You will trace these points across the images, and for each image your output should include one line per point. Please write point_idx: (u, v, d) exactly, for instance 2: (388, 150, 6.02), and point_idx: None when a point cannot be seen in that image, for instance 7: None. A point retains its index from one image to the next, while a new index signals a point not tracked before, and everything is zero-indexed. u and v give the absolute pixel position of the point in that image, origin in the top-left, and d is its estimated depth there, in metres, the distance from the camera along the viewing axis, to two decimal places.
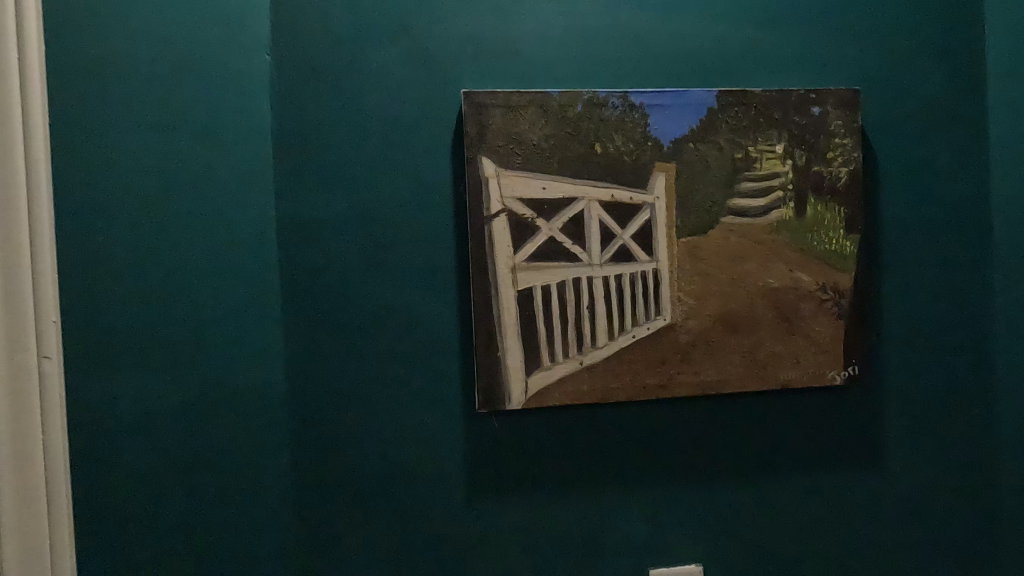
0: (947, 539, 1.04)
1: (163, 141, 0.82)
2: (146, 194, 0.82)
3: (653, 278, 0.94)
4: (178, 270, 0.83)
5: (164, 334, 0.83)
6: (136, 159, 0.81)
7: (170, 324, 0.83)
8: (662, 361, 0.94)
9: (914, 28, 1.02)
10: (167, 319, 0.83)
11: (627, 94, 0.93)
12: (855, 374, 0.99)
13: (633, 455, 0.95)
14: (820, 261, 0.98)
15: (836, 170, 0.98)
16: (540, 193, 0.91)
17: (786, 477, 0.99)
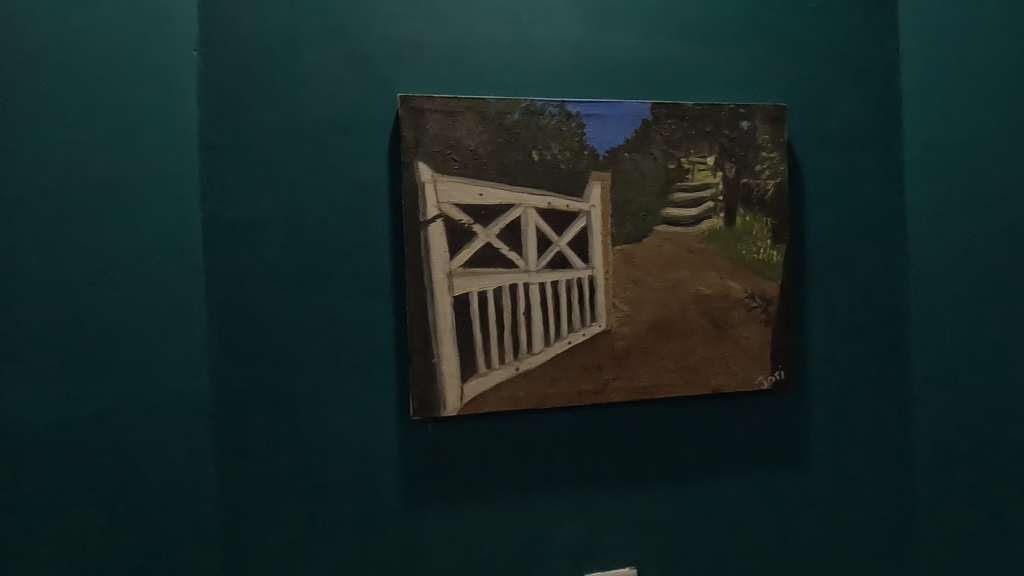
0: (866, 534, 1.09)
1: (70, 136, 0.77)
2: (50, 192, 0.76)
3: (589, 285, 0.96)
4: (89, 273, 0.78)
5: (72, 341, 0.77)
6: (36, 152, 0.75)
7: (79, 329, 0.78)
8: (597, 367, 0.96)
9: (836, 50, 1.07)
10: (74, 325, 0.77)
11: (563, 104, 0.94)
12: (782, 378, 1.03)
13: (569, 460, 0.96)
14: (749, 269, 1.02)
15: (764, 182, 1.02)
16: (477, 199, 0.91)
17: (717, 478, 1.02)
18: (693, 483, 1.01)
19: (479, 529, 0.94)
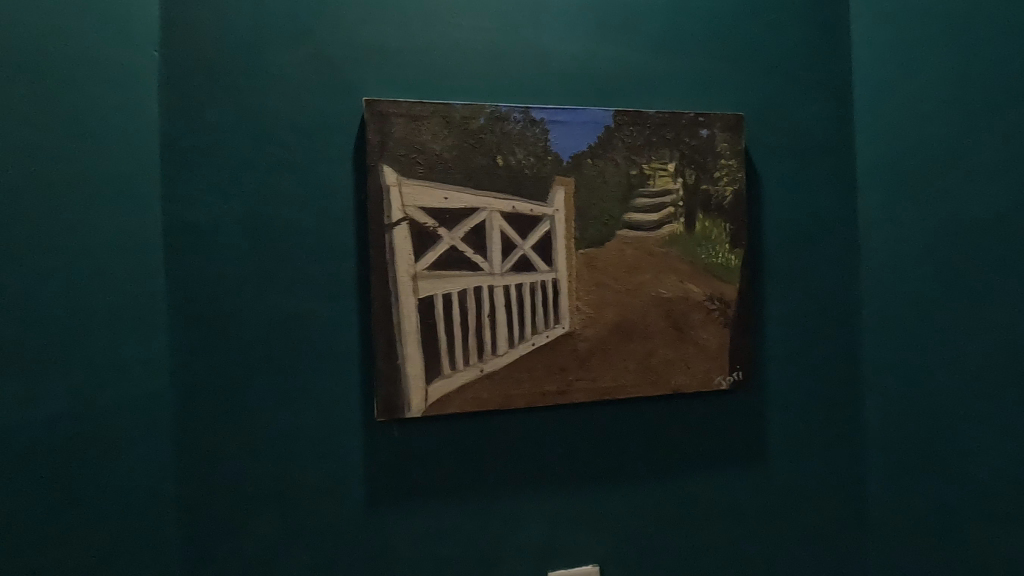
0: (820, 528, 1.13)
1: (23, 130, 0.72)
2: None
3: (552, 288, 0.97)
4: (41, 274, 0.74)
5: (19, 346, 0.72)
6: None
7: (32, 334, 0.73)
8: (560, 368, 0.98)
9: (791, 62, 1.12)
10: (27, 329, 0.72)
11: (528, 110, 0.96)
12: (740, 378, 1.06)
13: (532, 460, 0.98)
14: (708, 273, 1.05)
15: (722, 189, 1.05)
16: (442, 202, 0.92)
17: (677, 476, 1.04)
18: (653, 481, 1.03)
19: (443, 528, 0.95)
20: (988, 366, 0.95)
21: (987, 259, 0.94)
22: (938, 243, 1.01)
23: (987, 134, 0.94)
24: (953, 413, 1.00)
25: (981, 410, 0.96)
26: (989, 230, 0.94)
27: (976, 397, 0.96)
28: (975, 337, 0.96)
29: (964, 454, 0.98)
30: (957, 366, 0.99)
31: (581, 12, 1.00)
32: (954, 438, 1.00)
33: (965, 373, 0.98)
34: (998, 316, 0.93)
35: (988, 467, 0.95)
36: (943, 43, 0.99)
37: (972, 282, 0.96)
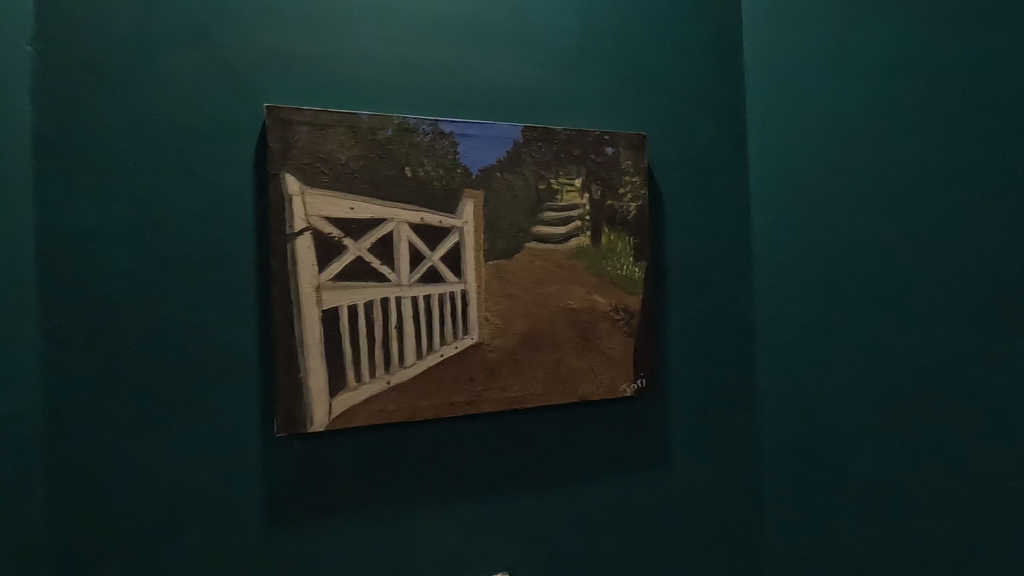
0: (719, 524, 1.19)
1: None
2: None
3: (461, 299, 0.98)
4: None
5: None
6: None
7: None
8: (469, 378, 0.98)
9: (689, 86, 1.19)
10: None
11: (437, 122, 0.97)
12: (643, 386, 1.11)
13: (440, 471, 0.98)
14: (614, 285, 1.09)
15: (626, 204, 1.10)
16: (348, 213, 0.91)
17: (585, 481, 1.08)
18: (561, 488, 1.06)
19: (348, 543, 0.93)
20: (861, 370, 1.04)
21: (857, 275, 1.04)
22: (822, 257, 1.10)
23: (859, 158, 1.03)
24: (833, 413, 1.09)
25: (855, 408, 1.05)
26: (858, 245, 1.04)
27: (852, 398, 1.05)
28: (850, 343, 1.05)
29: (842, 451, 1.07)
30: (835, 370, 1.08)
31: (491, 29, 1.03)
32: (835, 436, 1.09)
33: (842, 376, 1.07)
34: (868, 324, 1.02)
35: (860, 462, 1.04)
36: (826, 75, 1.09)
37: (845, 293, 1.06)
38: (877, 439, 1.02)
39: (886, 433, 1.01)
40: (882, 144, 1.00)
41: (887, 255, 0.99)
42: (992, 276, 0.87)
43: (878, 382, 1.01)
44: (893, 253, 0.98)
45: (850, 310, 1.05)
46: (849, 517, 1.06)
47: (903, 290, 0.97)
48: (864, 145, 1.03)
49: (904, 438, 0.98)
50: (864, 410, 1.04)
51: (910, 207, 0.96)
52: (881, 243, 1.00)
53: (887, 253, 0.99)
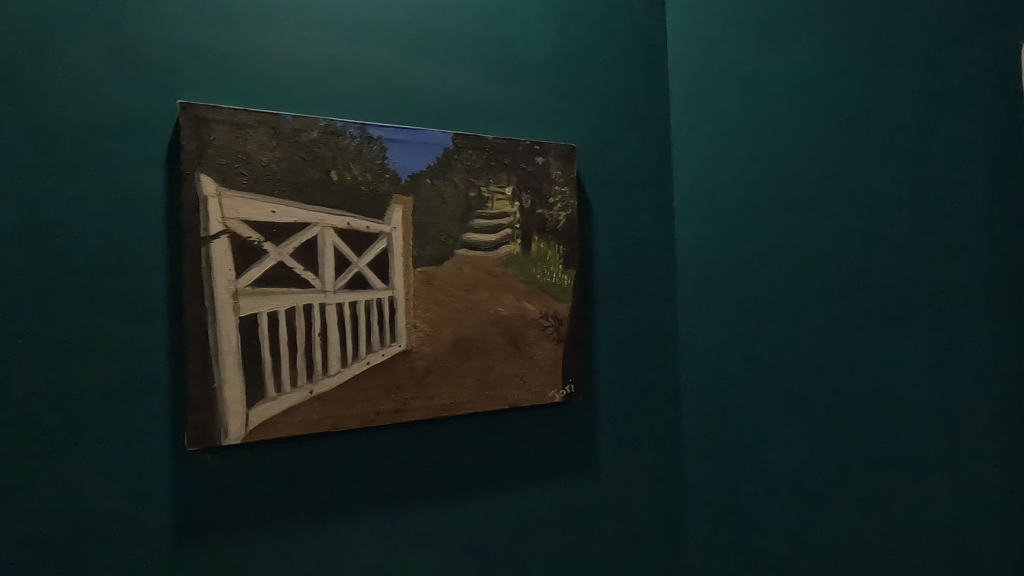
0: (646, 524, 1.23)
1: None
2: None
3: (388, 306, 0.97)
4: None
5: None
6: None
7: None
8: (397, 386, 0.97)
9: (616, 102, 1.24)
10: None
11: (365, 126, 0.95)
12: (572, 392, 1.13)
13: (366, 482, 0.96)
14: (543, 292, 1.11)
15: (556, 213, 1.12)
16: (269, 216, 0.88)
17: (514, 487, 1.09)
18: (491, 496, 1.06)
19: (268, 560, 0.89)
20: (774, 373, 1.11)
21: (770, 285, 1.11)
22: (739, 268, 1.17)
23: (773, 175, 1.11)
24: (749, 414, 1.15)
25: (769, 409, 1.12)
26: (772, 256, 1.11)
27: (766, 401, 1.13)
28: (763, 347, 1.13)
29: (754, 450, 1.15)
30: (750, 373, 1.15)
31: (423, 35, 1.03)
32: (750, 437, 1.15)
33: (754, 380, 1.14)
34: (780, 330, 1.10)
35: (773, 460, 1.11)
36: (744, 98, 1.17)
37: (760, 301, 1.13)
38: (788, 440, 1.09)
39: (795, 432, 1.08)
40: (793, 163, 1.08)
41: (794, 265, 1.08)
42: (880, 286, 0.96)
43: (787, 383, 1.09)
44: (799, 265, 1.07)
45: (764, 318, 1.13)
46: (761, 513, 1.13)
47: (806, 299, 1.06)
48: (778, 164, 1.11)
49: (806, 437, 1.06)
50: (775, 411, 1.11)
51: (813, 222, 1.05)
52: (789, 255, 1.08)
53: (795, 264, 1.08)
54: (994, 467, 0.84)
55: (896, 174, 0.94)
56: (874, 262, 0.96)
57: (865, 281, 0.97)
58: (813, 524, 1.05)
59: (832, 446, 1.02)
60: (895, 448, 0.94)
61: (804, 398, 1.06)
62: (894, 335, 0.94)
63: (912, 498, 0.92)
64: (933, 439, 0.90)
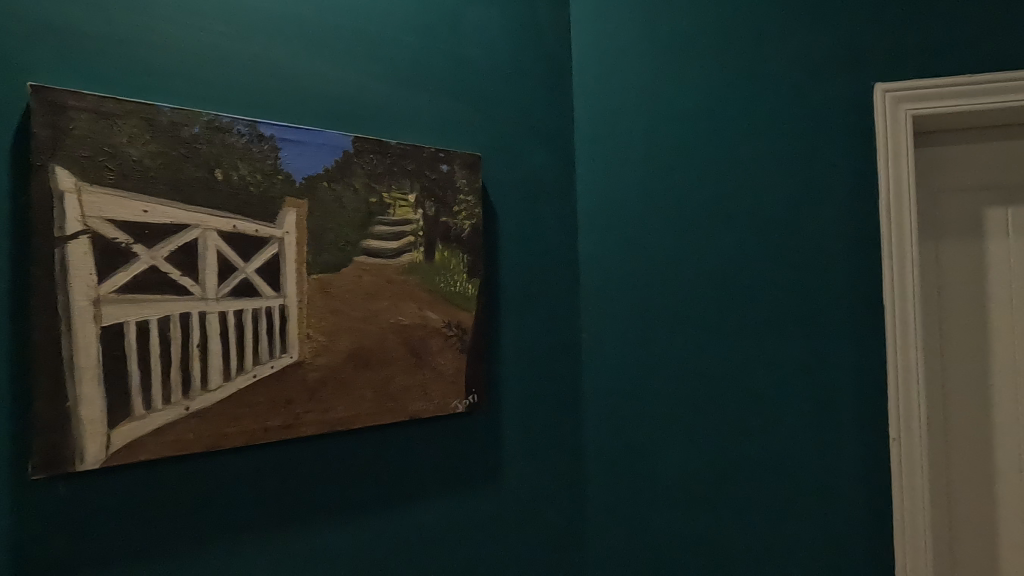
0: (551, 529, 1.26)
1: None
2: None
3: (279, 316, 0.91)
4: None
5: None
6: None
7: None
8: (287, 400, 0.91)
9: (523, 115, 1.27)
10: None
11: (255, 124, 0.90)
12: (475, 402, 1.13)
13: (251, 503, 0.90)
14: (447, 301, 1.10)
15: (460, 222, 1.12)
16: (140, 216, 0.80)
17: (415, 500, 1.06)
18: (390, 511, 1.03)
19: None
20: (673, 362, 1.27)
21: (670, 285, 1.27)
22: (642, 274, 1.29)
23: (675, 187, 1.27)
24: (651, 405, 1.28)
25: (669, 396, 1.27)
26: (673, 261, 1.27)
27: (665, 388, 1.27)
28: (663, 342, 1.28)
29: (658, 438, 1.28)
30: (650, 367, 1.29)
31: (323, 33, 0.99)
32: (653, 426, 1.28)
33: (656, 372, 1.28)
34: (679, 325, 1.27)
35: (675, 441, 1.27)
36: (646, 120, 1.30)
37: (660, 301, 1.28)
38: (687, 420, 1.26)
39: (692, 410, 1.26)
40: (691, 179, 1.26)
41: (692, 266, 1.26)
42: (771, 281, 1.21)
43: (685, 370, 1.26)
44: (699, 268, 1.26)
45: (665, 316, 1.28)
46: (664, 490, 1.27)
47: (704, 296, 1.25)
48: (678, 178, 1.27)
49: (703, 413, 1.25)
50: (676, 396, 1.27)
51: (710, 230, 1.25)
52: (688, 260, 1.26)
53: (695, 268, 1.26)
54: (860, 415, 1.16)
55: (766, 199, 1.22)
56: (759, 261, 1.22)
57: (752, 276, 1.22)
58: (704, 494, 1.24)
59: (718, 423, 1.24)
60: (763, 411, 1.21)
61: (697, 387, 1.25)
62: (772, 317, 1.21)
63: (783, 443, 1.20)
64: (798, 392, 1.19)
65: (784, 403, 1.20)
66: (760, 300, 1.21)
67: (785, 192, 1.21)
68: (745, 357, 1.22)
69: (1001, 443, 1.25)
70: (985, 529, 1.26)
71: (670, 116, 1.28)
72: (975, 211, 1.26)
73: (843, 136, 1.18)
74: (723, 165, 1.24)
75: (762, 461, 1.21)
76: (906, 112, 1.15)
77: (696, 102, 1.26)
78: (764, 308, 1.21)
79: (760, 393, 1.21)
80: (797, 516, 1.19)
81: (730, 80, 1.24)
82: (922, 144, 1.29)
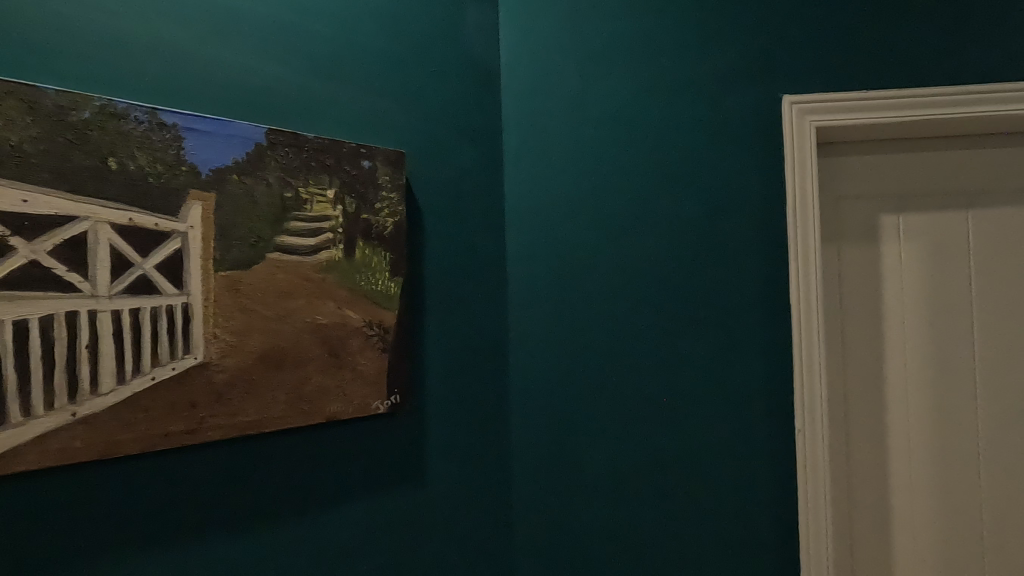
0: (476, 528, 1.26)
1: None
2: None
3: (182, 314, 0.86)
4: None
5: None
6: None
7: None
8: (191, 404, 0.87)
9: (450, 113, 1.26)
10: None
11: (155, 111, 0.84)
12: (397, 402, 1.12)
13: (151, 512, 0.85)
14: (367, 300, 1.07)
15: (383, 219, 1.10)
16: (20, 206, 0.73)
17: (334, 504, 1.04)
18: (306, 516, 1.00)
19: None
20: (597, 360, 1.30)
21: (594, 284, 1.30)
22: (568, 273, 1.31)
23: (600, 188, 1.30)
24: (576, 402, 1.31)
25: (593, 393, 1.30)
26: (597, 260, 1.30)
27: (589, 385, 1.30)
28: (587, 340, 1.30)
29: (582, 435, 1.30)
30: (575, 365, 1.31)
31: (233, 19, 0.95)
32: (578, 423, 1.31)
33: (580, 369, 1.31)
34: (604, 324, 1.30)
35: (599, 438, 1.29)
36: (572, 122, 1.32)
37: (585, 300, 1.30)
38: (611, 415, 1.29)
39: (614, 406, 1.29)
40: (614, 181, 1.30)
41: (616, 265, 1.29)
42: (688, 282, 1.26)
43: (609, 367, 1.29)
44: (622, 268, 1.29)
45: (590, 315, 1.30)
46: (588, 485, 1.30)
47: (627, 296, 1.28)
48: (603, 179, 1.30)
49: (626, 410, 1.28)
50: (600, 393, 1.29)
51: (633, 231, 1.29)
52: (612, 260, 1.29)
53: (618, 268, 1.29)
54: (767, 407, 1.23)
55: (684, 202, 1.27)
56: (678, 262, 1.27)
57: (671, 276, 1.27)
58: (626, 487, 1.28)
59: (639, 418, 1.27)
60: (681, 406, 1.26)
61: (619, 385, 1.28)
62: (689, 316, 1.26)
63: (698, 437, 1.25)
64: (713, 388, 1.25)
65: (699, 398, 1.25)
66: (679, 299, 1.26)
67: (701, 195, 1.26)
68: (663, 354, 1.27)
69: (893, 432, 1.36)
70: (879, 512, 1.36)
71: (595, 120, 1.31)
72: (872, 217, 1.36)
73: (754, 144, 1.25)
74: (645, 168, 1.28)
75: (679, 454, 1.26)
76: (811, 123, 1.22)
77: (620, 106, 1.30)
78: (682, 307, 1.26)
79: (676, 389, 1.26)
80: (711, 505, 1.24)
81: (652, 87, 1.29)
82: (826, 154, 1.38)
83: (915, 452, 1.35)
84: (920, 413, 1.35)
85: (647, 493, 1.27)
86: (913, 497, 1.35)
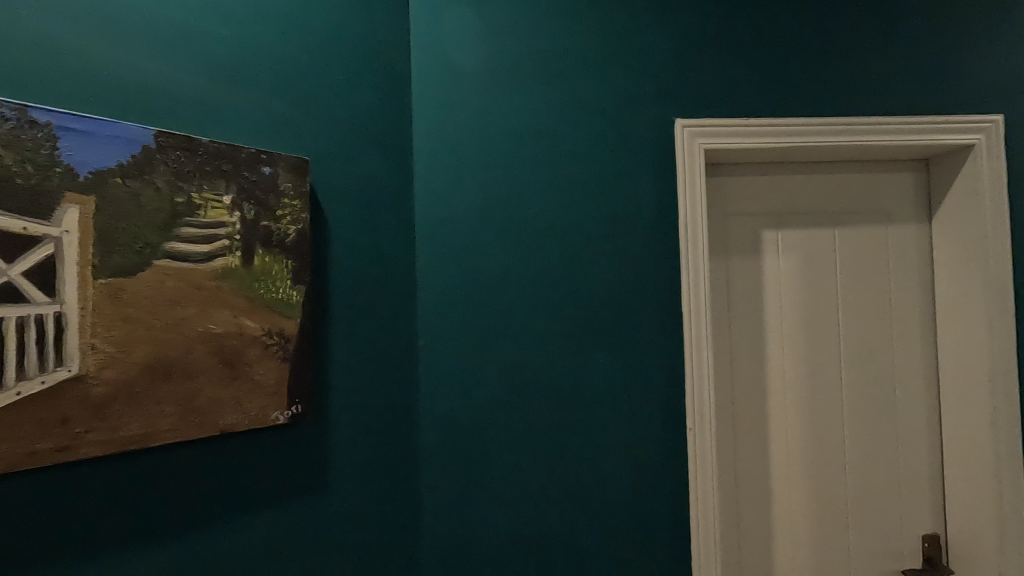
0: (383, 536, 1.26)
1: None
2: None
3: (55, 325, 0.81)
4: None
5: None
6: None
7: None
8: (64, 420, 0.81)
9: (359, 121, 1.26)
10: None
11: (26, 108, 0.79)
12: (298, 412, 1.10)
13: (14, 538, 0.79)
14: (267, 308, 1.05)
15: (285, 227, 1.08)
16: None
17: (229, 518, 1.00)
18: (196, 533, 0.96)
19: None
20: (505, 366, 1.33)
21: (502, 293, 1.34)
22: (477, 281, 1.35)
23: (508, 200, 1.35)
24: (484, 408, 1.34)
25: (501, 398, 1.33)
26: (506, 269, 1.34)
27: (497, 391, 1.33)
28: (495, 347, 1.34)
29: (490, 439, 1.33)
30: (483, 371, 1.34)
31: (119, 14, 0.91)
32: (486, 428, 1.34)
33: (488, 376, 1.34)
34: (511, 331, 1.34)
35: (506, 442, 1.33)
36: (482, 134, 1.36)
37: (493, 308, 1.34)
38: (518, 420, 1.33)
39: (520, 410, 1.33)
40: (522, 193, 1.34)
41: (523, 274, 1.34)
42: (590, 291, 1.33)
43: (516, 373, 1.33)
44: (528, 277, 1.34)
45: (498, 322, 1.34)
46: (495, 488, 1.33)
47: (533, 304, 1.33)
48: (511, 191, 1.35)
49: (532, 414, 1.33)
50: (507, 397, 1.33)
51: (540, 241, 1.34)
52: (520, 269, 1.34)
53: (525, 278, 1.34)
54: (661, 408, 1.31)
55: (587, 215, 1.34)
56: (581, 272, 1.33)
57: (575, 285, 1.33)
58: (532, 489, 1.32)
59: (544, 421, 1.32)
60: (584, 408, 1.32)
61: (525, 389, 1.33)
62: (591, 324, 1.33)
63: (599, 438, 1.31)
64: (612, 391, 1.32)
65: (600, 402, 1.32)
66: (581, 307, 1.33)
67: (601, 209, 1.33)
68: (567, 359, 1.33)
69: (773, 429, 1.49)
70: (762, 501, 1.48)
71: (504, 134, 1.35)
72: (754, 232, 1.50)
73: (650, 163, 1.34)
74: (550, 181, 1.34)
75: (581, 454, 1.32)
76: (700, 145, 1.33)
77: (528, 121, 1.35)
78: (584, 315, 1.33)
79: (579, 392, 1.32)
80: (611, 502, 1.31)
81: (558, 105, 1.35)
82: (715, 173, 1.50)
83: (792, 446, 1.49)
84: (797, 410, 1.49)
85: (551, 493, 1.32)
86: (790, 486, 1.48)
